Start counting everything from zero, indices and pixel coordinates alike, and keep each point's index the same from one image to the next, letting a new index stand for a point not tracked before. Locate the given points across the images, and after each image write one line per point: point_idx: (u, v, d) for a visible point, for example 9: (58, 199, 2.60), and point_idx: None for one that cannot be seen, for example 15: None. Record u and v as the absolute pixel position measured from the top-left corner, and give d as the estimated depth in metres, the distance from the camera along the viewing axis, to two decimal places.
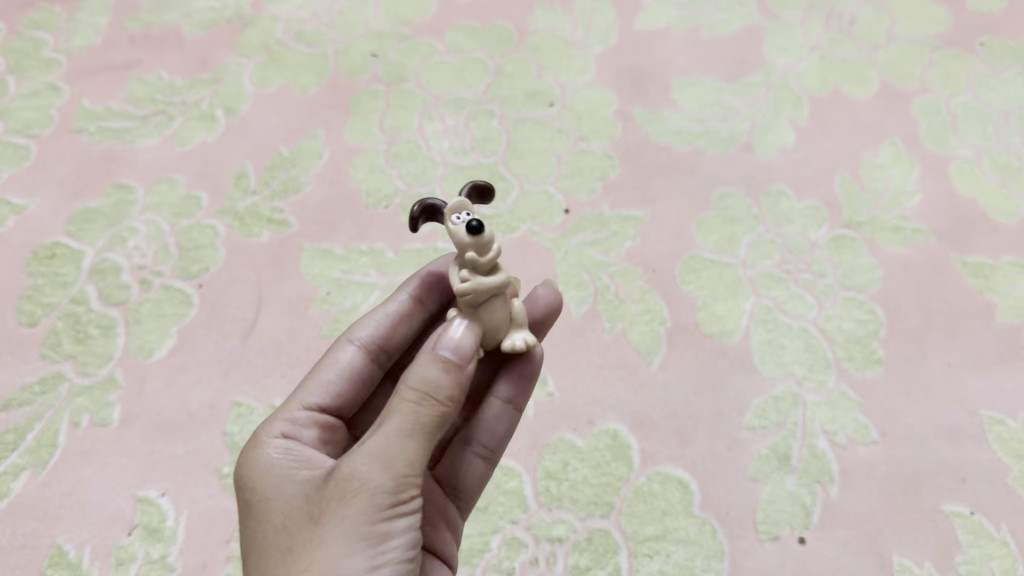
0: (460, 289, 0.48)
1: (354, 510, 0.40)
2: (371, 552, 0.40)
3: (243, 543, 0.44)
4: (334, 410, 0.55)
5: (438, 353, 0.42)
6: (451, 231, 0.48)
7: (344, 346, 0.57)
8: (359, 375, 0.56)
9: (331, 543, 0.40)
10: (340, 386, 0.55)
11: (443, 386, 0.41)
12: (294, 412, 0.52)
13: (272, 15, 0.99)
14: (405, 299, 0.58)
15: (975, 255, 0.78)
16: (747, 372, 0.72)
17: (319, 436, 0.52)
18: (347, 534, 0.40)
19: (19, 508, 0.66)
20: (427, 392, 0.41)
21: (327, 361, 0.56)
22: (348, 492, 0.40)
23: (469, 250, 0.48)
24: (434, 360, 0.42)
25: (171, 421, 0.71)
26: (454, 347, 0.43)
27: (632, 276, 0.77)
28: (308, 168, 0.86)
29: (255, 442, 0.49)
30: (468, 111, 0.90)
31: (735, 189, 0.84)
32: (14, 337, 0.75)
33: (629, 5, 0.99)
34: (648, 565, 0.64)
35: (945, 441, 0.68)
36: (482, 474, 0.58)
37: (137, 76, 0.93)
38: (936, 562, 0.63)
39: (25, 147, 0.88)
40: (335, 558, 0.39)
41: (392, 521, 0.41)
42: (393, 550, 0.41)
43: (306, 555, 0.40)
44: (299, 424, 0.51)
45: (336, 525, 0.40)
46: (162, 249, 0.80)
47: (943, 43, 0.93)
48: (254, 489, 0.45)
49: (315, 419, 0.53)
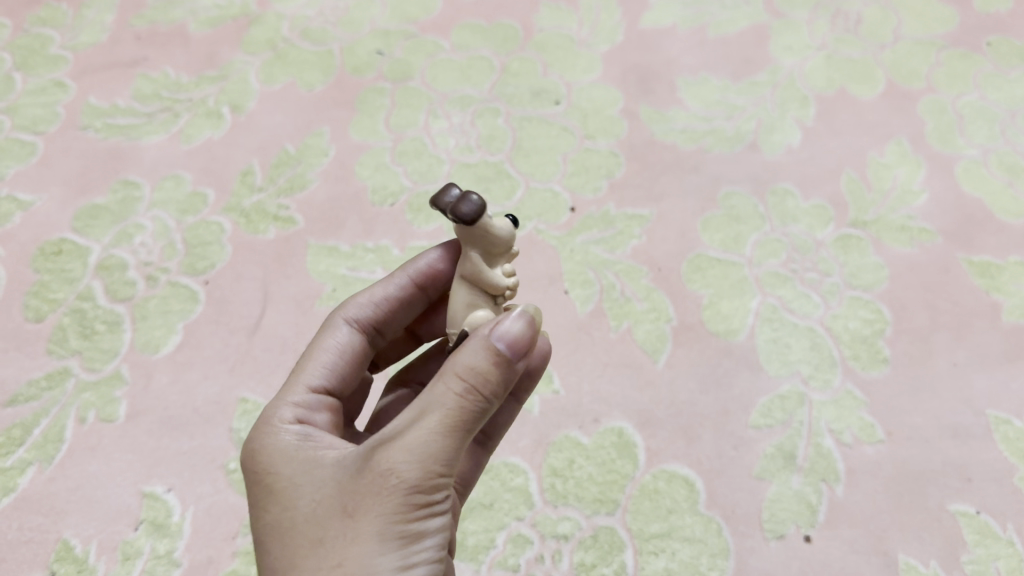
0: (512, 285, 0.49)
1: (391, 507, 0.40)
2: (406, 552, 0.40)
3: (265, 530, 0.43)
4: (336, 392, 0.54)
5: (491, 343, 0.43)
6: (493, 227, 0.47)
7: (339, 326, 0.56)
8: (356, 356, 0.56)
9: (365, 540, 0.39)
10: (339, 368, 0.55)
11: (487, 378, 0.42)
12: (303, 394, 0.51)
13: (278, 13, 0.99)
14: (406, 284, 0.58)
15: (981, 255, 0.78)
16: (752, 370, 0.72)
17: (330, 419, 0.52)
18: (383, 530, 0.39)
19: (25, 503, 0.66)
20: (472, 386, 0.42)
21: (324, 341, 0.55)
22: (385, 488, 0.40)
23: (509, 245, 0.49)
24: (486, 349, 0.43)
25: (177, 417, 0.71)
26: (512, 339, 0.43)
27: (637, 274, 0.77)
28: (314, 166, 0.86)
29: (273, 427, 0.48)
30: (473, 109, 0.90)
31: (741, 187, 0.84)
32: (20, 333, 0.75)
33: (636, 4, 0.99)
34: (653, 563, 0.64)
35: (951, 440, 0.68)
36: (479, 460, 0.58)
37: (143, 72, 0.94)
38: (941, 562, 0.63)
39: (32, 143, 0.88)
40: (370, 556, 0.39)
41: (428, 521, 0.41)
42: (427, 551, 0.41)
43: (340, 548, 0.39)
44: (310, 408, 0.51)
45: (371, 520, 0.39)
46: (168, 246, 0.81)
47: (949, 42, 0.93)
48: (280, 476, 0.44)
49: (325, 402, 0.52)
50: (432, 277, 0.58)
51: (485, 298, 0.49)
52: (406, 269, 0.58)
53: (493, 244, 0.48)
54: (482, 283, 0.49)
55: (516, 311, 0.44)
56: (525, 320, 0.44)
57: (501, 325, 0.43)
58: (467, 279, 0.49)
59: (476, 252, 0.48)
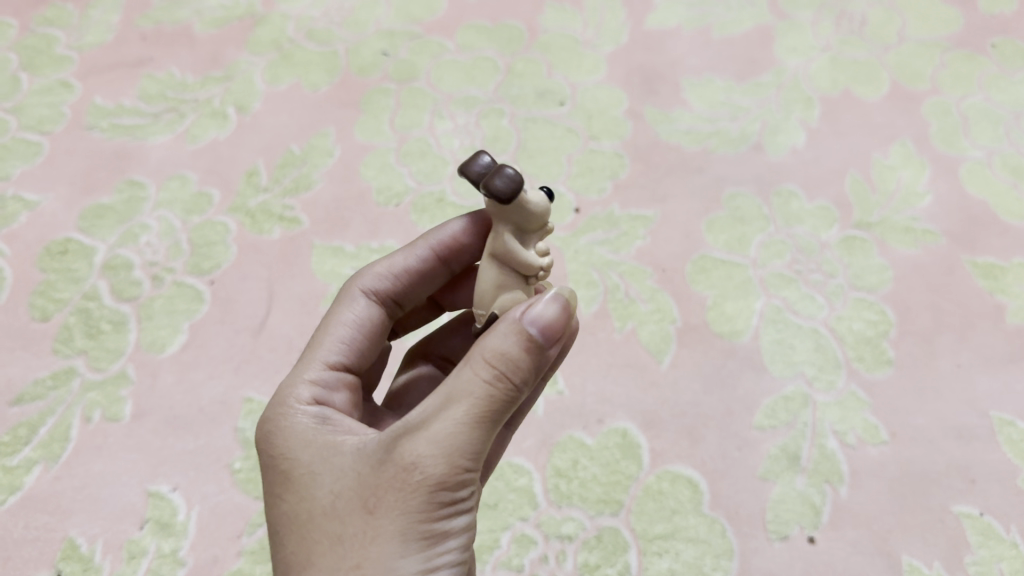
0: (546, 264, 0.49)
1: (413, 505, 0.40)
2: (428, 553, 0.40)
3: (281, 517, 0.44)
4: (354, 367, 0.55)
5: (524, 327, 0.43)
6: (528, 203, 0.47)
7: (357, 298, 0.57)
8: (373, 327, 0.56)
9: (386, 540, 0.40)
10: (357, 342, 0.55)
11: (515, 366, 0.42)
12: (319, 372, 0.52)
13: (283, 13, 0.99)
14: (427, 255, 0.58)
15: (985, 256, 0.78)
16: (756, 371, 0.72)
17: (349, 398, 0.52)
18: (404, 530, 0.40)
19: (31, 502, 0.67)
20: (501, 374, 0.42)
21: (341, 314, 0.56)
22: (409, 484, 0.40)
23: (542, 221, 0.49)
24: (515, 335, 0.42)
25: (182, 416, 0.71)
26: (542, 324, 0.43)
27: (642, 275, 0.78)
28: (319, 166, 0.86)
29: (290, 408, 0.49)
30: (478, 110, 0.90)
31: (746, 188, 0.84)
32: (26, 333, 0.75)
33: (640, 5, 0.99)
34: (656, 563, 0.64)
35: (954, 441, 0.68)
36: (500, 439, 0.59)
37: (149, 73, 0.94)
38: (945, 563, 0.63)
39: (38, 142, 0.88)
40: (391, 556, 0.39)
41: (451, 520, 0.41)
42: (449, 552, 0.41)
43: (359, 547, 0.40)
44: (328, 387, 0.52)
45: (392, 518, 0.40)
46: (174, 246, 0.81)
47: (954, 44, 0.93)
48: (297, 463, 0.45)
49: (342, 380, 0.53)
50: (452, 248, 0.58)
51: (517, 279, 0.49)
52: (426, 240, 0.58)
53: (527, 220, 0.48)
54: (515, 262, 0.49)
55: (549, 291, 0.45)
56: (558, 305, 0.44)
57: (533, 309, 0.43)
58: (498, 258, 0.49)
59: (508, 229, 0.48)
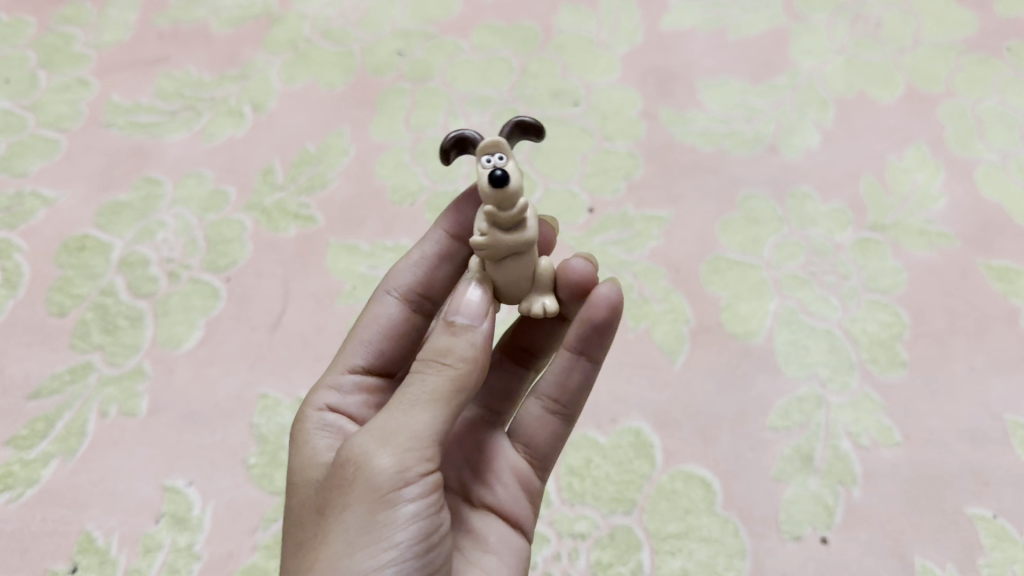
0: (482, 241, 0.49)
1: (355, 499, 0.42)
2: (373, 547, 0.42)
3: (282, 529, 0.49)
4: (381, 368, 0.58)
5: (451, 322, 0.46)
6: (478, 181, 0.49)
7: (384, 298, 0.59)
8: (397, 328, 0.58)
9: (331, 536, 0.42)
10: (382, 343, 0.58)
11: (450, 352, 0.45)
12: (339, 377, 0.57)
13: (299, 12, 1.00)
14: (441, 239, 0.58)
15: (1000, 260, 0.78)
16: (770, 372, 0.73)
17: (364, 399, 0.56)
18: (349, 526, 0.42)
19: (48, 495, 0.67)
20: (436, 361, 0.45)
21: (370, 317, 0.59)
22: (348, 479, 0.43)
23: (495, 203, 0.48)
24: (450, 330, 0.46)
25: (198, 412, 0.72)
26: (466, 312, 0.47)
27: (656, 275, 0.78)
28: (334, 165, 0.87)
29: (299, 418, 0.54)
30: (493, 110, 0.90)
31: (760, 190, 0.84)
32: (43, 327, 0.76)
33: (656, 6, 0.99)
34: (670, 562, 0.64)
35: (968, 443, 0.68)
36: (559, 433, 0.58)
37: (166, 71, 0.95)
38: (958, 564, 0.63)
39: (56, 139, 0.89)
40: (337, 552, 0.42)
41: (394, 511, 0.42)
42: (398, 545, 0.42)
43: (315, 547, 0.43)
44: (344, 390, 0.56)
45: (338, 517, 0.42)
46: (190, 243, 0.81)
47: (970, 47, 0.93)
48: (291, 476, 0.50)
49: (360, 382, 0.57)
50: (462, 227, 0.57)
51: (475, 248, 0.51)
52: (440, 224, 0.58)
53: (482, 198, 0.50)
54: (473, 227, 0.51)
55: (474, 284, 0.49)
56: (478, 298, 0.48)
57: (453, 306, 0.47)
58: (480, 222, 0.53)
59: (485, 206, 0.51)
